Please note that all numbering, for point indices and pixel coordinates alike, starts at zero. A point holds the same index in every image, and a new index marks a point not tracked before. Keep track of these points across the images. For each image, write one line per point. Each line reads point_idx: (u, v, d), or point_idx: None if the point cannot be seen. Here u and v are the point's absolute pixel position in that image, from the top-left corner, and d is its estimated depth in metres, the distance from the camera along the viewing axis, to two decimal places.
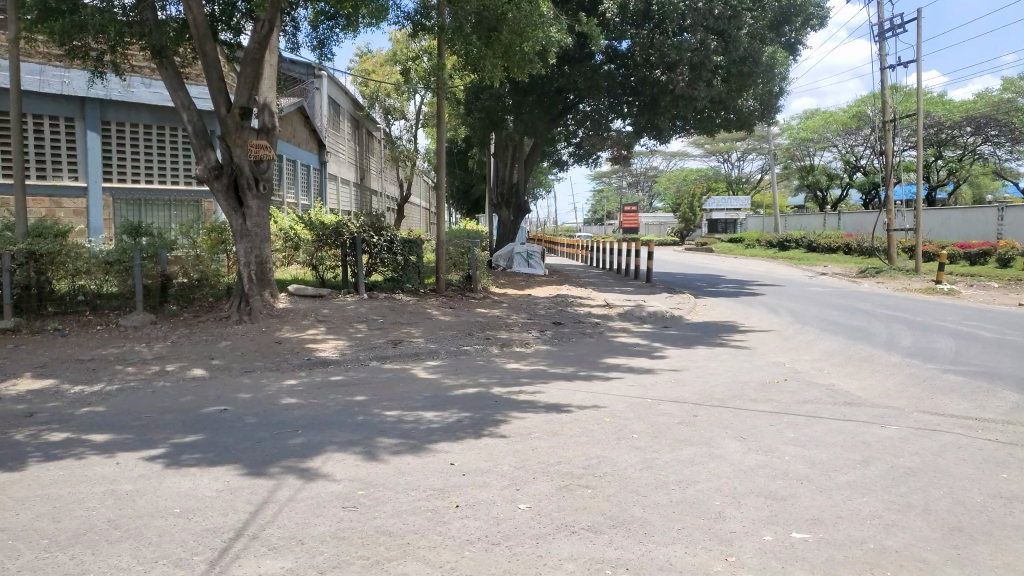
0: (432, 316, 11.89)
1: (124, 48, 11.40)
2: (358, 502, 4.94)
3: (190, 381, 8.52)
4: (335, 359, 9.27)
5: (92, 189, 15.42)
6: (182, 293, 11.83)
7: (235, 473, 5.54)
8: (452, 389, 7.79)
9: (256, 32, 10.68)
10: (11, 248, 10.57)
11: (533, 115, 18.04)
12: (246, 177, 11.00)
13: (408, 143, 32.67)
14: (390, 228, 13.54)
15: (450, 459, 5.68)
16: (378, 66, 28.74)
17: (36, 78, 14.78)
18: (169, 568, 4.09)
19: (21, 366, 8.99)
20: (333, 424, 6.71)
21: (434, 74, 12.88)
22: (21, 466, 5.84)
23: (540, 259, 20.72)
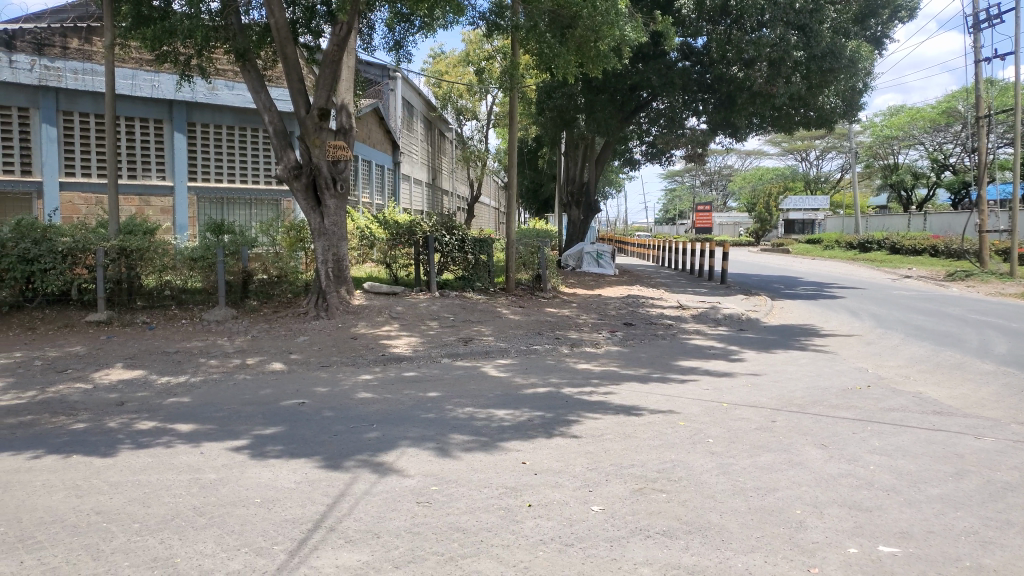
0: (503, 314, 11.93)
1: (210, 52, 11.84)
2: (432, 498, 5.00)
3: (270, 375, 8.79)
4: (408, 355, 9.41)
5: (179, 188, 16.08)
6: (262, 290, 12.23)
7: (313, 466, 5.68)
8: (523, 388, 7.80)
9: (335, 35, 10.93)
10: (105, 245, 11.09)
11: (606, 113, 17.89)
12: (324, 177, 11.24)
13: (479, 143, 32.85)
14: (461, 227, 13.67)
15: (522, 458, 5.68)
16: (451, 67, 29.01)
17: (129, 82, 15.48)
18: (251, 556, 4.22)
19: (113, 356, 9.44)
20: (405, 420, 6.80)
21: (508, 74, 12.88)
22: (113, 452, 6.14)
23: (610, 259, 20.57)
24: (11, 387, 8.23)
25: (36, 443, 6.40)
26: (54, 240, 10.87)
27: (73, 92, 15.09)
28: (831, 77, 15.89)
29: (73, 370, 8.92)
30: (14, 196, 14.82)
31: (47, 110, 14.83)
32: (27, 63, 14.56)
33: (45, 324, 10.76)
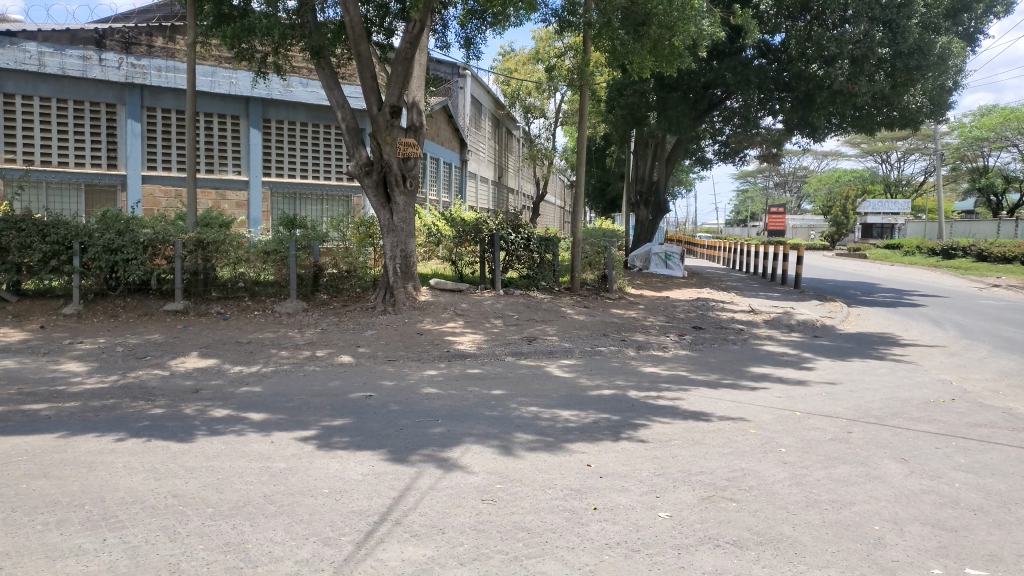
0: (568, 314, 11.88)
1: (286, 50, 12.09)
2: (496, 496, 4.99)
3: (338, 367, 8.96)
4: (473, 352, 9.45)
5: (253, 183, 16.53)
6: (333, 283, 12.47)
7: (379, 459, 5.73)
8: (589, 390, 7.72)
9: (408, 32, 10.96)
10: (183, 237, 11.48)
11: (678, 112, 17.54)
12: (394, 174, 11.37)
13: (547, 142, 32.75)
14: (527, 226, 13.65)
15: (587, 460, 5.61)
16: (521, 65, 28.97)
17: (209, 79, 15.98)
18: (319, 546, 4.29)
19: (189, 345, 9.77)
20: (470, 416, 6.82)
21: (578, 72, 12.81)
22: (189, 438, 6.34)
23: (679, 260, 20.26)
24: (96, 370, 8.61)
25: (118, 426, 6.66)
26: (137, 231, 11.29)
27: (158, 88, 15.67)
28: (918, 75, 15.24)
29: (153, 356, 9.28)
30: (100, 187, 15.45)
31: (132, 106, 15.44)
32: (115, 60, 15.18)
33: (127, 312, 11.22)
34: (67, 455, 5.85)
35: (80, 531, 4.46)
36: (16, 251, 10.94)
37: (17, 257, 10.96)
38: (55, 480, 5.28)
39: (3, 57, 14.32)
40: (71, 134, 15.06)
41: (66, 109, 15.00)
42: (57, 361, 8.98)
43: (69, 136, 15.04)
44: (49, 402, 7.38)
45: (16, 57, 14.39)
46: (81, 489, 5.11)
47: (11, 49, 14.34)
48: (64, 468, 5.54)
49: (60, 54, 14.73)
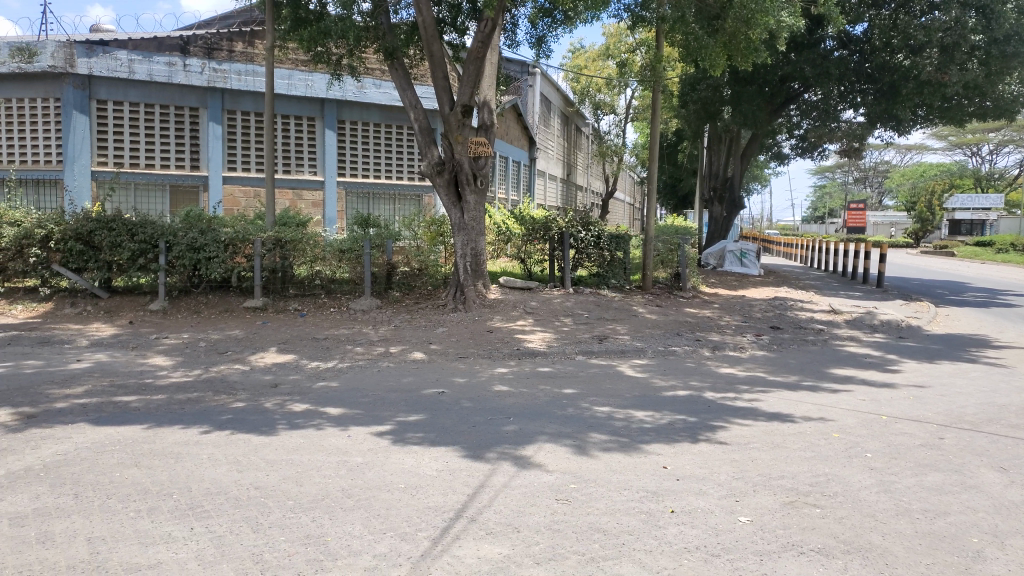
0: (640, 313, 11.73)
1: (360, 52, 12.30)
2: (571, 496, 4.96)
3: (411, 363, 9.07)
4: (543, 351, 9.42)
5: (328, 183, 16.91)
6: (405, 281, 12.65)
7: (454, 455, 5.77)
8: (663, 390, 7.60)
9: (480, 32, 11.02)
10: (262, 236, 11.81)
11: (753, 106, 17.10)
12: (465, 173, 11.45)
13: (617, 138, 32.44)
14: (598, 224, 13.53)
15: (662, 462, 5.52)
16: (590, 61, 28.78)
17: (286, 82, 16.40)
18: (396, 541, 4.34)
19: (268, 341, 10.05)
20: (543, 415, 6.80)
21: (650, 68, 12.67)
22: (270, 431, 6.52)
23: (755, 259, 19.82)
24: (181, 364, 8.95)
25: (203, 418, 6.91)
26: (218, 230, 11.69)
27: (237, 92, 16.18)
28: (1015, 63, 14.45)
29: (233, 351, 9.59)
30: (184, 188, 16.04)
31: (214, 109, 15.99)
32: (198, 66, 15.77)
33: (209, 309, 11.63)
34: (156, 446, 6.09)
35: (170, 519, 4.63)
36: (107, 249, 11.50)
37: (108, 255, 11.51)
38: (145, 470, 5.51)
39: (96, 65, 15.04)
40: (157, 137, 15.71)
41: (152, 114, 15.64)
42: (144, 355, 9.39)
43: (155, 139, 15.68)
44: (139, 394, 7.72)
45: (108, 65, 15.11)
46: (169, 478, 5.32)
47: (103, 57, 15.06)
48: (153, 458, 5.78)
49: (147, 61, 15.40)
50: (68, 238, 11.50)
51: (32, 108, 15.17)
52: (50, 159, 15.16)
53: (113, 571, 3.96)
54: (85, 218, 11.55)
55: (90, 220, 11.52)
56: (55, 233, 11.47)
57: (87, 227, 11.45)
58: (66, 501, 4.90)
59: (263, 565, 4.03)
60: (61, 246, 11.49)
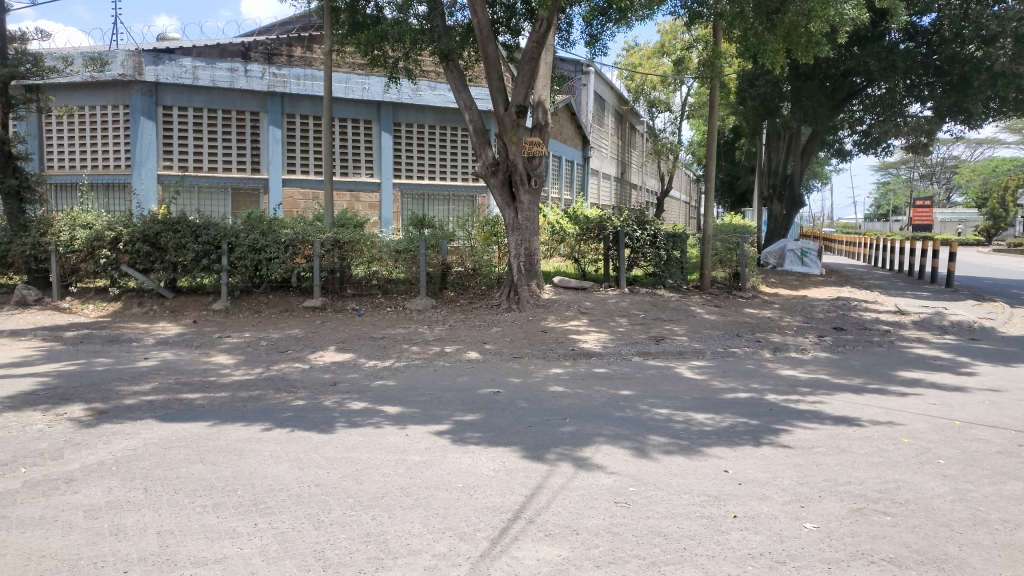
0: (697, 313, 11.55)
1: (416, 55, 12.39)
2: (630, 499, 4.90)
3: (466, 363, 9.12)
4: (598, 351, 9.35)
5: (384, 185, 17.12)
6: (460, 281, 12.73)
7: (511, 456, 5.77)
8: (722, 393, 7.47)
9: (535, 32, 11.00)
10: (321, 236, 12.02)
11: (814, 101, 16.64)
12: (519, 173, 11.44)
13: (672, 135, 32.04)
14: (654, 222, 13.36)
15: (724, 466, 5.42)
16: (645, 58, 28.47)
17: (344, 85, 16.61)
18: (455, 541, 4.35)
19: (327, 340, 10.22)
20: (600, 416, 6.75)
21: (708, 64, 12.47)
22: (329, 429, 6.63)
23: (816, 258, 19.38)
24: (243, 363, 9.17)
25: (265, 416, 7.06)
26: (278, 232, 11.94)
27: (297, 96, 16.54)
28: None
29: (294, 350, 9.79)
30: (245, 190, 16.44)
31: (274, 113, 16.37)
32: (259, 71, 16.14)
33: (269, 308, 11.88)
34: (220, 442, 6.25)
35: (234, 515, 4.74)
36: (172, 250, 11.85)
37: (173, 256, 11.87)
38: (211, 466, 5.65)
39: (162, 72, 15.48)
40: (219, 141, 16.13)
41: (214, 118, 16.06)
42: (209, 353, 9.65)
43: (218, 142, 16.11)
44: (203, 392, 7.93)
45: (173, 72, 15.54)
46: (234, 475, 5.45)
47: (169, 64, 15.47)
48: (218, 454, 5.92)
49: (211, 67, 15.80)
50: (135, 240, 11.90)
51: (102, 115, 15.73)
52: (119, 164, 15.71)
53: (182, 565, 4.07)
54: (152, 220, 11.94)
55: (157, 222, 11.90)
56: (123, 235, 11.89)
57: (154, 230, 11.84)
58: (137, 495, 5.06)
59: (325, 563, 4.09)
60: (129, 247, 11.90)
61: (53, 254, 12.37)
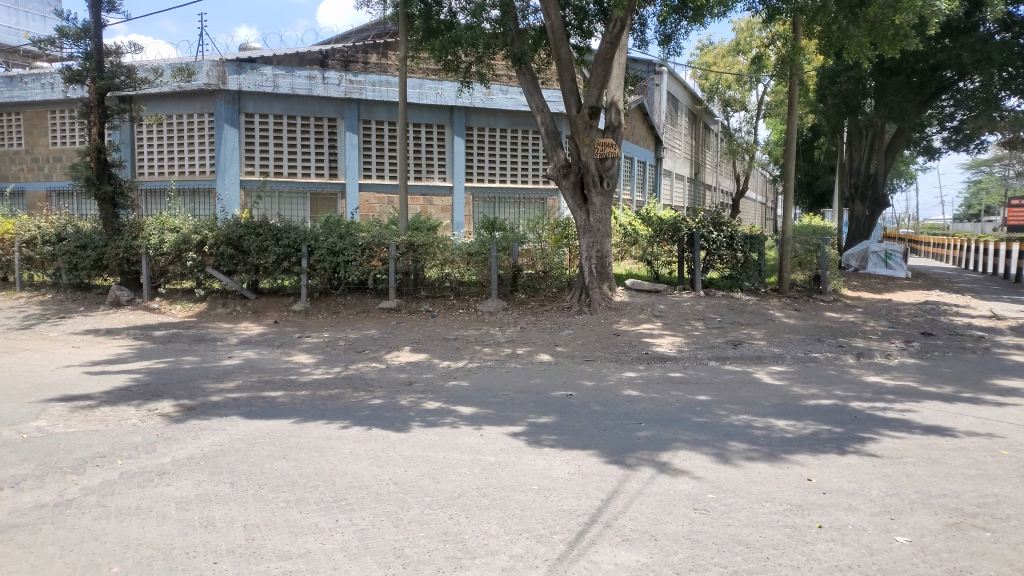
0: (776, 317, 11.26)
1: (489, 59, 12.47)
2: (709, 506, 4.81)
3: (539, 365, 9.14)
4: (673, 355, 9.23)
5: (456, 188, 17.33)
6: (531, 283, 12.76)
7: (587, 459, 5.75)
8: (803, 399, 7.26)
9: (608, 32, 10.94)
10: (396, 240, 12.25)
11: (900, 97, 16.06)
12: (591, 175, 11.39)
13: (748, 134, 31.36)
14: (731, 224, 13.09)
15: (806, 474, 5.27)
16: (720, 57, 27.95)
17: (418, 91, 16.87)
18: (532, 542, 4.36)
19: (402, 340, 10.41)
20: (676, 421, 6.67)
21: (787, 60, 12.17)
22: (406, 428, 6.74)
23: (902, 260, 18.64)
24: (322, 362, 9.42)
25: (344, 414, 7.23)
26: (355, 235, 12.23)
27: (372, 102, 16.93)
28: None
29: (370, 350, 10.00)
30: (324, 195, 16.91)
31: (350, 119, 16.78)
32: (336, 78, 16.53)
33: (347, 309, 12.20)
34: (302, 439, 6.43)
35: (316, 510, 4.87)
36: (254, 253, 12.26)
37: (255, 258, 12.27)
38: (293, 462, 5.82)
39: (245, 80, 16.04)
40: (298, 147, 16.61)
41: (294, 125, 16.54)
42: (289, 353, 9.95)
43: (297, 148, 16.60)
44: (285, 390, 8.18)
45: (255, 80, 16.09)
46: (315, 471, 5.60)
47: (251, 73, 16.03)
48: (299, 451, 6.10)
49: (290, 75, 16.28)
50: (220, 243, 12.36)
51: (188, 122, 16.42)
52: (204, 169, 16.36)
53: (268, 557, 4.21)
54: (235, 224, 12.38)
55: (240, 226, 12.33)
56: (209, 238, 12.36)
57: (237, 233, 12.27)
58: (225, 489, 5.26)
59: (404, 560, 4.16)
60: (214, 250, 12.37)
61: (143, 257, 12.96)
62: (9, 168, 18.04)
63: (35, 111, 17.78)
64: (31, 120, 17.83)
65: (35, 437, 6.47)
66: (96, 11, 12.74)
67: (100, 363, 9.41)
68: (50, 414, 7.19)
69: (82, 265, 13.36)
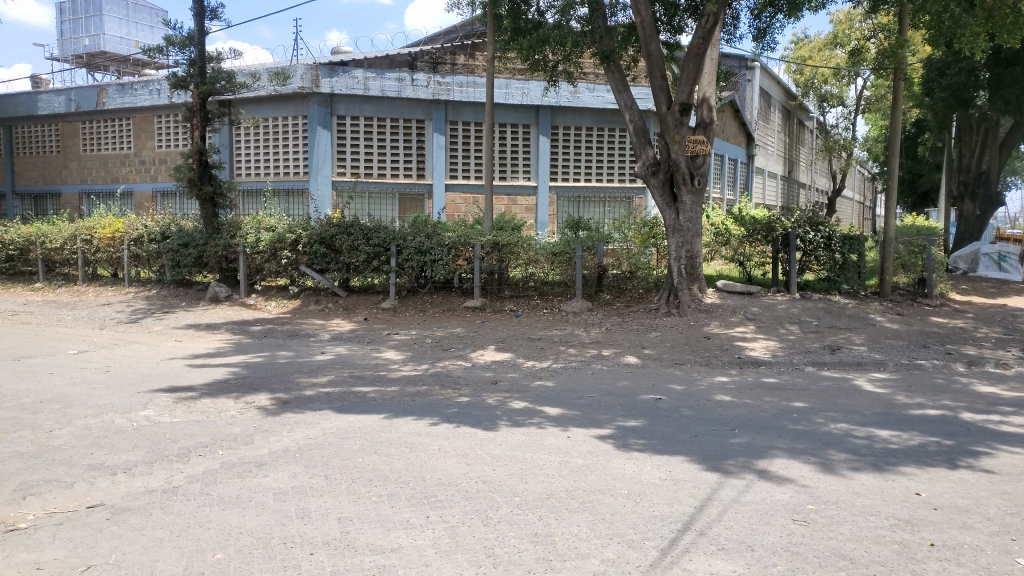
0: (877, 322, 10.76)
1: (577, 57, 12.40)
2: (809, 517, 4.62)
3: (626, 367, 9.01)
4: (767, 360, 8.95)
5: (541, 188, 17.32)
6: (617, 284, 12.62)
7: (679, 465, 5.62)
8: (908, 409, 6.90)
9: (701, 28, 10.75)
10: (481, 239, 12.35)
11: (1017, 91, 15.13)
12: (681, 173, 11.15)
13: (844, 131, 30.14)
14: (829, 223, 12.59)
15: (915, 488, 4.99)
16: (816, 51, 26.97)
17: (505, 92, 16.96)
18: (624, 548, 4.29)
19: (488, 339, 10.46)
20: (772, 428, 6.44)
21: (890, 54, 11.64)
22: (494, 427, 6.76)
23: (1018, 263, 17.50)
24: (409, 359, 9.56)
25: (432, 411, 7.32)
26: (442, 235, 12.40)
27: (459, 103, 17.11)
28: None
29: (456, 348, 10.09)
30: (412, 196, 17.23)
31: (438, 120, 17.01)
32: (425, 80, 16.83)
33: (433, 308, 12.38)
34: (392, 435, 6.54)
35: (407, 506, 4.93)
36: (346, 252, 12.61)
37: (346, 257, 12.62)
38: (384, 457, 5.93)
39: (337, 84, 16.48)
40: (388, 149, 16.96)
41: (383, 127, 16.90)
42: (378, 349, 10.15)
43: (386, 150, 16.95)
44: (375, 386, 8.34)
45: (347, 83, 16.52)
46: (405, 467, 5.69)
47: (343, 76, 16.46)
48: (390, 447, 6.20)
49: (380, 77, 16.63)
50: (313, 242, 12.73)
51: (283, 125, 17.01)
52: (298, 171, 16.92)
53: (362, 551, 4.28)
54: (328, 224, 12.73)
55: (332, 225, 12.68)
56: (303, 237, 12.76)
57: (330, 232, 12.61)
58: (319, 481, 5.40)
59: (495, 559, 4.16)
60: (308, 249, 12.76)
61: (241, 255, 13.49)
62: (120, 170, 19.14)
63: (143, 116, 18.79)
64: (139, 125, 18.84)
65: (143, 425, 6.81)
66: (200, 19, 13.34)
67: (201, 356, 9.84)
68: (156, 403, 7.55)
69: (184, 262, 14.06)
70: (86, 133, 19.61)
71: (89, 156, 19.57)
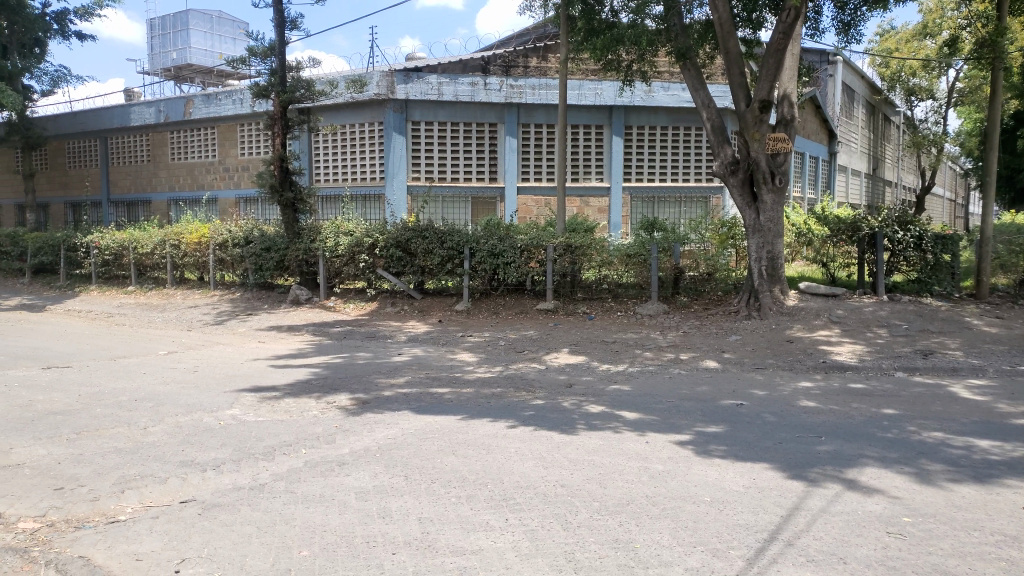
0: (973, 326, 10.23)
1: (652, 56, 12.23)
2: (906, 530, 4.41)
3: (705, 371, 8.82)
4: (854, 365, 8.62)
5: (614, 189, 17.18)
6: (694, 286, 12.38)
7: (763, 473, 5.45)
8: (1012, 418, 6.51)
9: (782, 23, 10.43)
10: (554, 242, 12.31)
11: None
12: (761, 171, 10.86)
13: (933, 125, 28.83)
14: (920, 222, 12.04)
15: (1022, 503, 4.70)
16: (903, 43, 25.87)
17: (578, 93, 16.88)
18: (708, 556, 4.19)
19: (562, 342, 10.43)
20: (861, 436, 6.19)
21: (988, 44, 11.03)
22: (571, 430, 6.71)
23: None
24: (484, 361, 9.61)
25: (508, 413, 7.32)
26: (514, 237, 12.46)
27: (532, 105, 17.13)
28: None
29: (530, 351, 10.10)
30: (484, 199, 17.37)
31: (511, 123, 17.09)
32: (497, 83, 16.92)
33: (507, 310, 12.44)
34: (469, 437, 6.57)
35: (486, 508, 4.94)
36: (422, 255, 12.78)
37: (422, 260, 12.80)
38: (462, 459, 5.96)
39: (412, 89, 16.73)
40: (461, 153, 17.14)
41: (457, 131, 17.08)
42: (453, 351, 10.23)
43: (460, 155, 17.13)
44: (451, 387, 8.41)
45: (421, 88, 16.76)
46: (483, 469, 5.70)
47: (418, 82, 16.72)
48: (467, 448, 6.23)
49: (454, 82, 16.83)
50: (390, 245, 12.97)
51: (360, 131, 17.38)
52: (374, 176, 17.26)
53: (443, 552, 4.31)
54: (404, 227, 12.94)
55: (408, 229, 12.88)
56: (380, 241, 13.01)
57: (406, 236, 12.83)
58: (400, 481, 5.47)
59: (576, 564, 4.12)
60: (385, 252, 13.01)
61: (321, 258, 13.84)
62: (205, 177, 19.93)
63: (227, 125, 19.51)
64: (223, 134, 19.57)
65: (230, 424, 7.04)
66: (280, 30, 13.76)
67: (282, 357, 10.12)
68: (242, 403, 7.81)
69: (266, 265, 14.50)
70: (174, 143, 20.50)
71: (177, 164, 20.45)
